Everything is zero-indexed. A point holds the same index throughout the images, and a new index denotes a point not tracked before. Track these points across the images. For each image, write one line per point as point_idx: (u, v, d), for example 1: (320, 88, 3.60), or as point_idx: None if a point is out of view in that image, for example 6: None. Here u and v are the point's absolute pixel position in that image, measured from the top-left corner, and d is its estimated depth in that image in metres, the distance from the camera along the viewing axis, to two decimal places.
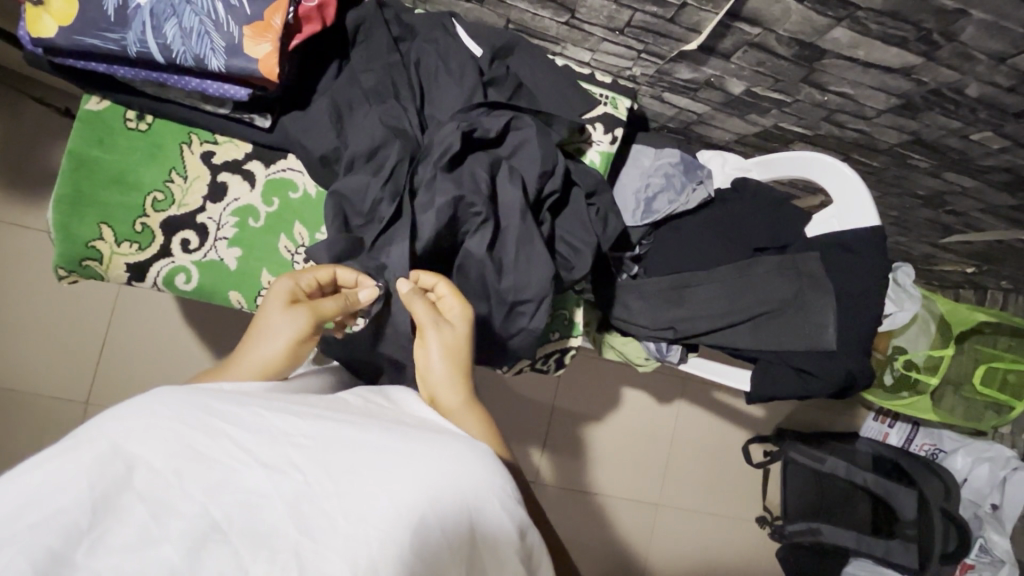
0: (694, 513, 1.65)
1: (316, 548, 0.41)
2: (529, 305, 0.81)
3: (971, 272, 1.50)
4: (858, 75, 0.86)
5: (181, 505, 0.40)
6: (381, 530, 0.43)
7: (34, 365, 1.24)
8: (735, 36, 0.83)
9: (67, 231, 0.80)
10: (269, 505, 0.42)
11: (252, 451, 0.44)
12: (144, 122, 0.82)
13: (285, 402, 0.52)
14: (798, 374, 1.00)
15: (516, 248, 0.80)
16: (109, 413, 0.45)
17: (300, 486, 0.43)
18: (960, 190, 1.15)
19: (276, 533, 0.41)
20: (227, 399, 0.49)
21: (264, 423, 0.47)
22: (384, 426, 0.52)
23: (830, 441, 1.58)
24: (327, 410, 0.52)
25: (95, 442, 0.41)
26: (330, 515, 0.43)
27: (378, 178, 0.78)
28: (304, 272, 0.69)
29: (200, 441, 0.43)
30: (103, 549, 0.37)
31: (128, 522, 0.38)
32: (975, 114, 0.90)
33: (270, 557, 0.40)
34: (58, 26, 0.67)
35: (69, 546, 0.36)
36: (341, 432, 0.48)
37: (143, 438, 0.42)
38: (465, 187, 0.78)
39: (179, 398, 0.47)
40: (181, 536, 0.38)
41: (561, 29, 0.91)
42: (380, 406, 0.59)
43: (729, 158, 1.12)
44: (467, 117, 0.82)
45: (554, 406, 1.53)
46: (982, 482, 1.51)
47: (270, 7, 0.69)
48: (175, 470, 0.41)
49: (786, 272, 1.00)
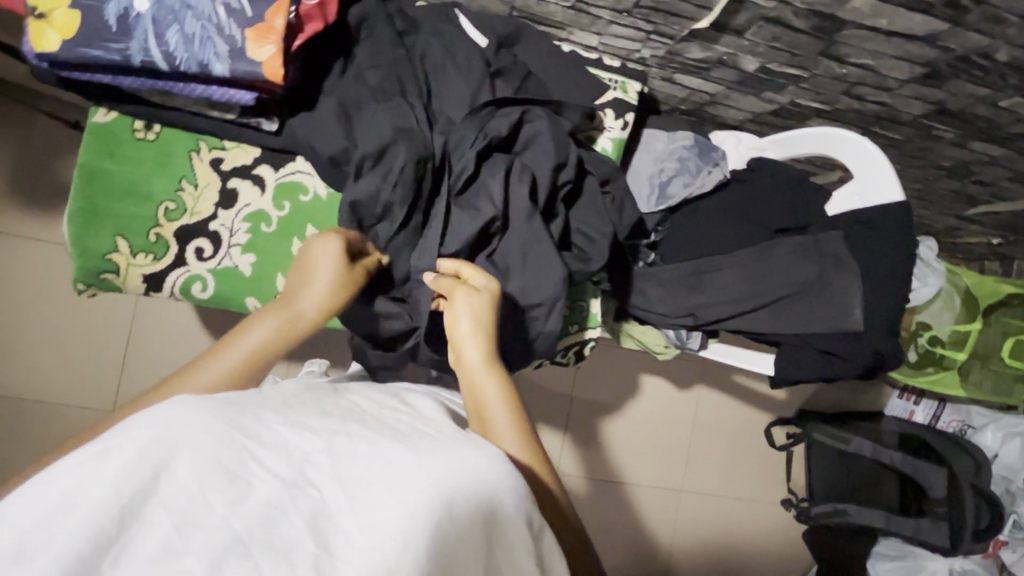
0: (718, 498, 1.64)
1: (334, 562, 0.39)
2: (541, 308, 0.81)
3: (998, 243, 1.46)
4: (880, 45, 0.82)
5: (204, 518, 0.39)
6: (402, 539, 0.41)
7: (59, 377, 1.26)
8: (749, 11, 0.80)
9: (83, 245, 0.81)
10: (286, 517, 0.41)
11: (271, 466, 0.43)
12: (152, 132, 0.81)
13: (301, 415, 0.50)
14: (824, 356, 0.97)
15: (523, 253, 0.80)
16: (135, 418, 0.45)
17: (316, 500, 0.43)
18: (987, 159, 1.11)
19: (296, 545, 0.39)
20: (245, 413, 0.48)
21: (281, 439, 0.46)
22: (401, 437, 0.51)
23: (855, 421, 1.56)
24: (341, 421, 0.51)
25: (122, 450, 0.41)
26: (347, 531, 0.42)
27: (388, 185, 0.76)
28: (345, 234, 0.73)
29: (221, 452, 0.42)
30: (128, 560, 0.36)
31: (151, 533, 0.37)
32: (1004, 79, 0.86)
33: (289, 571, 0.38)
34: (62, 39, 0.66)
35: (96, 555, 0.35)
36: (360, 446, 0.47)
37: (168, 448, 0.42)
38: (481, 207, 0.79)
39: (200, 408, 0.46)
40: (204, 547, 0.37)
41: (567, 14, 0.88)
42: (395, 413, 0.58)
43: (744, 138, 1.09)
44: (475, 126, 0.80)
45: (573, 396, 1.52)
46: (1014, 457, 1.48)
47: (272, 8, 0.68)
48: (199, 479, 0.40)
49: (809, 253, 0.97)
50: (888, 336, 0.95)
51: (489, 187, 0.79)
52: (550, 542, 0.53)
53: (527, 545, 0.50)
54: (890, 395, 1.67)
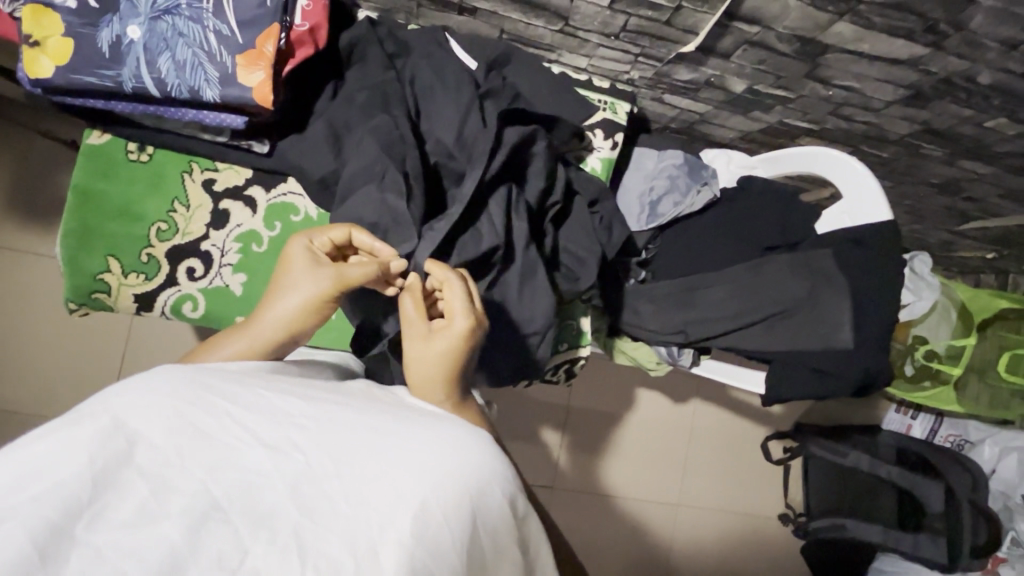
0: (715, 512, 1.62)
1: (316, 530, 0.39)
2: (535, 336, 0.83)
3: (992, 258, 1.46)
4: (864, 68, 0.83)
5: (181, 482, 0.38)
6: (383, 510, 0.41)
7: (55, 391, 1.26)
8: (733, 35, 0.81)
9: (76, 265, 0.82)
10: (268, 484, 0.40)
11: (253, 431, 0.42)
12: (145, 153, 0.82)
13: (287, 386, 0.49)
14: (815, 374, 0.97)
15: (519, 283, 0.81)
16: (113, 388, 0.43)
17: (300, 465, 0.41)
18: (976, 177, 1.12)
19: (276, 513, 0.38)
20: (228, 380, 0.46)
21: (266, 404, 0.45)
22: (385, 410, 0.50)
23: (852, 435, 1.55)
24: (326, 393, 0.50)
25: (98, 416, 0.39)
26: (330, 496, 0.40)
27: (392, 207, 0.74)
28: (317, 234, 0.68)
29: (201, 418, 0.41)
30: (106, 523, 0.35)
31: (129, 497, 0.36)
32: (988, 101, 0.87)
33: (269, 538, 0.37)
34: (55, 66, 0.67)
35: (69, 519, 0.34)
36: (346, 417, 0.46)
37: (145, 415, 0.40)
38: (484, 233, 0.77)
39: (182, 377, 0.45)
40: (182, 512, 0.36)
41: (556, 37, 0.89)
42: (382, 393, 0.57)
43: (734, 156, 1.09)
44: (471, 151, 0.80)
45: (569, 408, 1.52)
46: (1012, 472, 1.45)
47: (263, 34, 0.69)
48: (176, 446, 0.39)
49: (799, 271, 0.97)
50: (878, 354, 0.95)
51: (491, 214, 0.79)
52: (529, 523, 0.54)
53: (509, 521, 0.50)
54: (887, 409, 1.66)
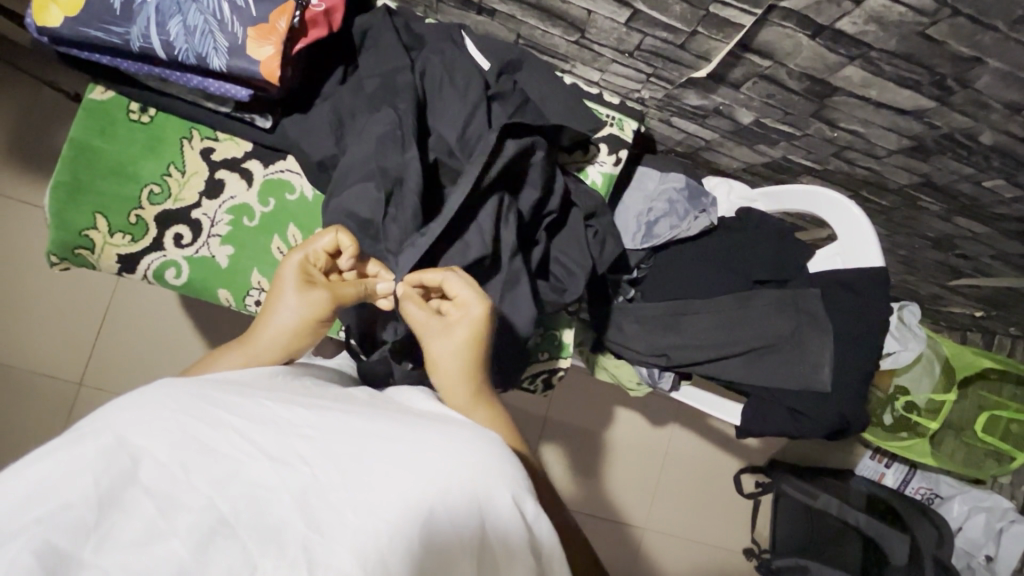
0: (682, 540, 1.61)
1: (323, 542, 0.38)
2: (516, 342, 0.82)
3: (980, 316, 1.46)
4: (869, 114, 0.84)
5: (188, 499, 0.37)
6: (391, 520, 0.39)
7: (31, 342, 1.24)
8: (744, 67, 0.82)
9: (62, 219, 0.81)
10: (275, 497, 0.39)
11: (258, 443, 0.41)
12: (146, 115, 0.82)
13: (291, 395, 0.49)
14: (791, 415, 0.97)
15: (502, 290, 0.80)
16: (115, 403, 0.42)
17: (307, 478, 0.40)
18: (971, 235, 1.12)
19: (284, 525, 0.38)
20: (232, 390, 0.46)
21: (270, 414, 0.44)
22: (394, 417, 0.49)
23: (825, 476, 1.55)
24: (334, 402, 0.49)
25: (100, 435, 0.38)
26: (338, 507, 0.40)
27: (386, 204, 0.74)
28: (312, 247, 0.68)
29: (204, 432, 0.40)
30: (115, 544, 0.35)
31: (136, 516, 0.36)
32: (988, 161, 0.87)
33: (277, 552, 0.37)
34: (64, 17, 0.68)
35: (77, 543, 0.34)
36: (351, 425, 0.45)
37: (147, 430, 0.39)
38: (471, 244, 0.78)
39: (185, 389, 0.44)
40: (189, 529, 0.36)
41: (570, 48, 0.90)
42: (385, 398, 0.56)
43: (735, 186, 1.10)
44: (471, 152, 0.81)
45: (547, 418, 1.52)
46: (977, 531, 1.47)
47: (277, 10, 0.69)
48: (180, 462, 0.38)
49: (785, 307, 0.97)
50: (855, 400, 0.95)
51: (481, 224, 0.78)
52: (544, 524, 0.50)
53: (524, 534, 0.47)
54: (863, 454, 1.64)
